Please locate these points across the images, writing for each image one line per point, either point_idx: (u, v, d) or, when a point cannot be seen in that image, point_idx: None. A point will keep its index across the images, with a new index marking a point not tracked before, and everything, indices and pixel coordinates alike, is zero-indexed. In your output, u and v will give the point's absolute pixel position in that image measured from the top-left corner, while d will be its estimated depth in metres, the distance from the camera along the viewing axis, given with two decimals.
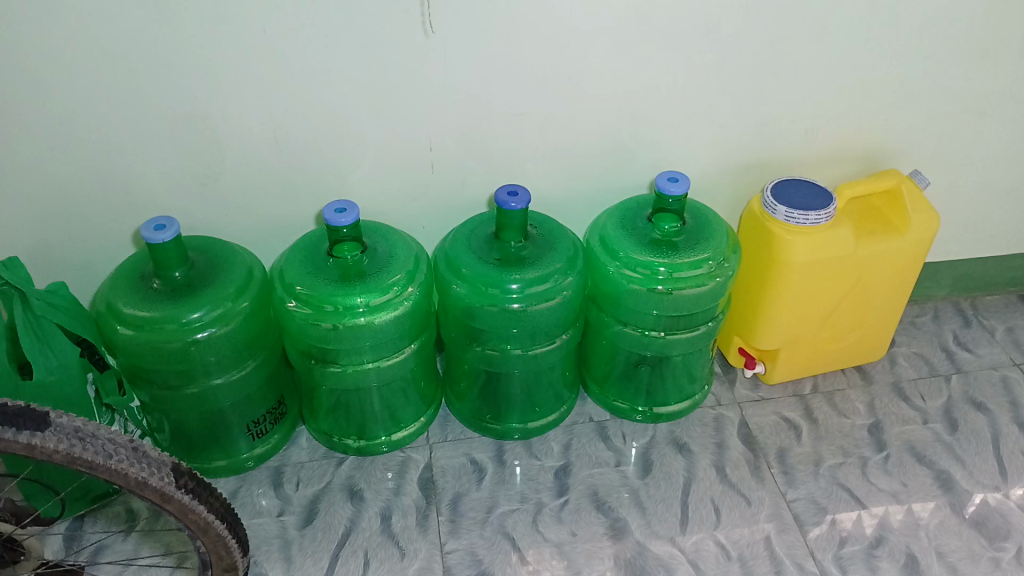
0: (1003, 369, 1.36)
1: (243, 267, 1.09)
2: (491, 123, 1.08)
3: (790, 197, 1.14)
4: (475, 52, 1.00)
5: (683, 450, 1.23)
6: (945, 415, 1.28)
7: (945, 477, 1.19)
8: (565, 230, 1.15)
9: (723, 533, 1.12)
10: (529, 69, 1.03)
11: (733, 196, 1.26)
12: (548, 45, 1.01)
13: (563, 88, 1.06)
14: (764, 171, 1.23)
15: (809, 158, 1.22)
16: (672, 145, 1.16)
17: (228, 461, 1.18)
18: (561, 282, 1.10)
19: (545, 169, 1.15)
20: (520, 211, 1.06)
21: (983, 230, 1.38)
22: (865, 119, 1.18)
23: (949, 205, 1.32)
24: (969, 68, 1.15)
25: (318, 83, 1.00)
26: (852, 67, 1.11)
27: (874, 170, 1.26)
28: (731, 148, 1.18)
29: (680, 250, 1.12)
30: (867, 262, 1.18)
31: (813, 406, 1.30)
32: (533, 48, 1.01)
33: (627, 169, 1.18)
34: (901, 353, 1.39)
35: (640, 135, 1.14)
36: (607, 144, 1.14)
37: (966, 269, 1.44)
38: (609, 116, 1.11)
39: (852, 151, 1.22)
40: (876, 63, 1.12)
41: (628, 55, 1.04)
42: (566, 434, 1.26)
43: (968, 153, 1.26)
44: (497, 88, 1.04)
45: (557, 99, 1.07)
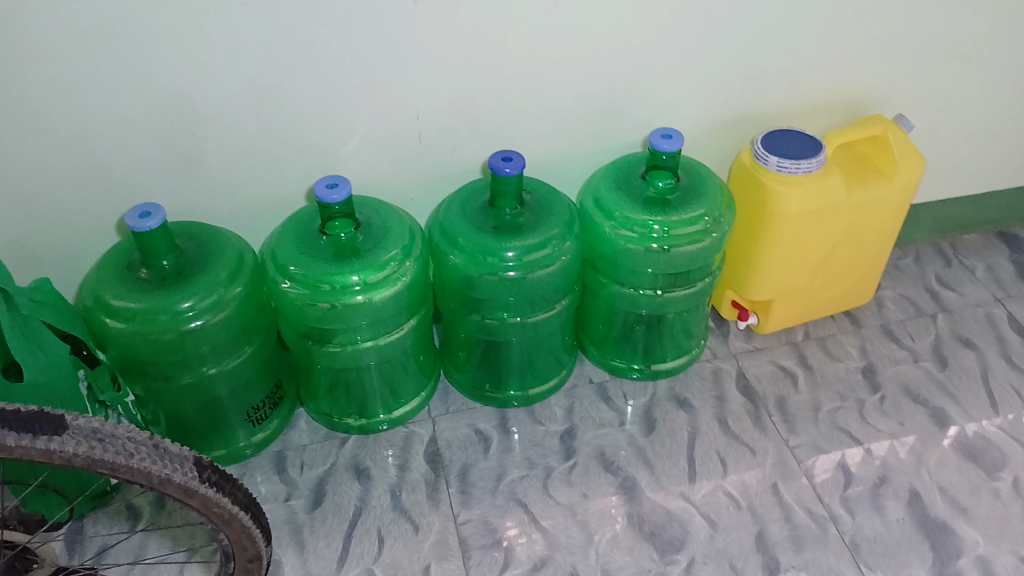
0: (987, 306, 1.38)
1: (234, 250, 1.06)
2: (479, 85, 1.05)
3: (781, 148, 1.15)
4: (462, 15, 0.97)
5: (685, 406, 1.24)
6: (935, 353, 1.31)
7: (940, 414, 1.22)
8: (558, 194, 1.14)
9: (731, 483, 1.14)
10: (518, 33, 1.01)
11: (722, 149, 1.25)
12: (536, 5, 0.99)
13: (550, 45, 1.04)
14: (750, 124, 1.22)
15: (794, 107, 1.22)
16: (660, 102, 1.15)
17: (228, 450, 1.16)
18: (559, 248, 1.10)
19: (535, 133, 1.14)
20: (515, 177, 1.05)
21: (963, 173, 1.40)
22: (848, 68, 1.19)
23: (930, 149, 1.33)
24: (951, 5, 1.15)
25: (303, 57, 0.96)
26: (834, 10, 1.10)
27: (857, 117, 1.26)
28: (718, 102, 1.17)
29: (674, 207, 1.11)
30: (856, 210, 1.19)
31: (807, 353, 1.31)
32: (522, 10, 0.99)
33: (618, 125, 1.16)
34: (887, 296, 1.40)
35: (629, 91, 1.12)
36: (596, 104, 1.13)
37: (946, 211, 1.45)
38: (598, 71, 1.08)
39: (837, 97, 1.22)
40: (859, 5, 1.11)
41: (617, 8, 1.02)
42: (568, 398, 1.25)
43: (948, 96, 1.27)
44: (486, 53, 1.02)
45: (545, 58, 1.05)
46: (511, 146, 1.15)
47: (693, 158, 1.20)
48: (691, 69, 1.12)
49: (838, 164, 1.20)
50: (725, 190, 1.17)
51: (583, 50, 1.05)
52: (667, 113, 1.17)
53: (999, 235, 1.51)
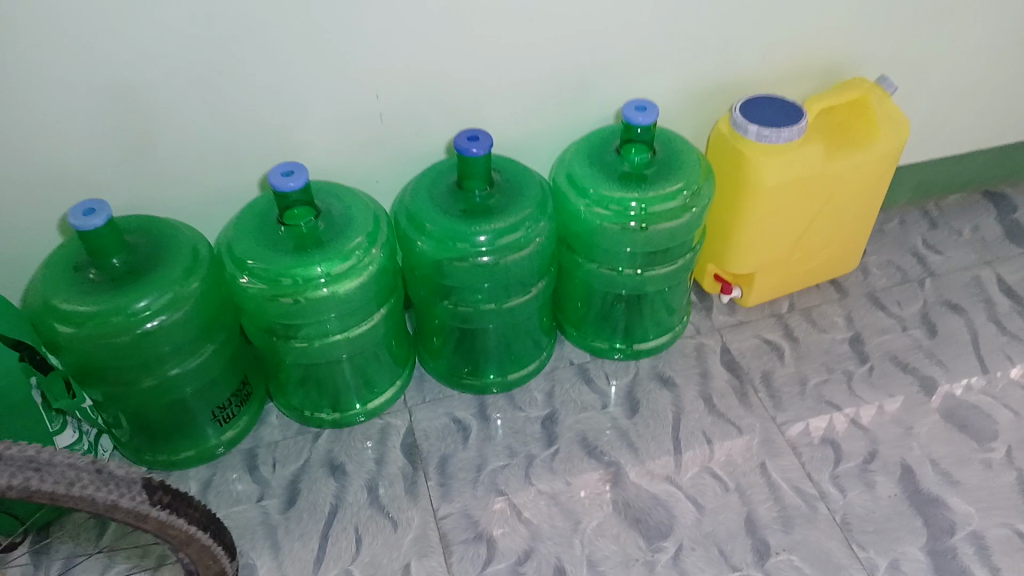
0: (974, 269, 1.35)
1: (188, 245, 1.01)
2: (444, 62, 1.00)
3: (760, 116, 1.11)
4: None
5: (668, 385, 1.20)
6: (923, 320, 1.28)
7: (929, 383, 1.19)
8: (530, 173, 1.10)
9: (718, 464, 1.11)
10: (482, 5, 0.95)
11: (701, 120, 1.20)
12: None
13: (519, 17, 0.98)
14: (727, 91, 1.17)
15: (773, 71, 1.17)
16: (634, 71, 1.10)
17: (197, 450, 1.11)
18: (532, 230, 1.05)
19: (504, 109, 1.08)
20: (483, 157, 1.00)
21: (948, 133, 1.36)
22: (828, 28, 1.13)
23: (914, 110, 1.29)
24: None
25: (254, 39, 0.90)
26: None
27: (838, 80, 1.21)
28: (694, 68, 1.12)
29: (651, 182, 1.07)
30: (839, 178, 1.16)
31: (792, 325, 1.27)
32: None
33: (591, 98, 1.11)
34: (872, 263, 1.36)
35: (602, 62, 1.07)
36: (567, 77, 1.07)
37: (930, 172, 1.42)
38: (570, 42, 1.03)
39: (817, 59, 1.17)
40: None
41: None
42: (548, 381, 1.21)
43: (931, 54, 1.22)
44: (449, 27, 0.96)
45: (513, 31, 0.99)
46: (479, 123, 1.09)
47: (669, 129, 1.16)
48: (667, 37, 1.06)
49: (818, 131, 1.16)
50: (703, 162, 1.13)
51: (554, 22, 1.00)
52: (643, 84, 1.12)
53: (984, 195, 1.48)
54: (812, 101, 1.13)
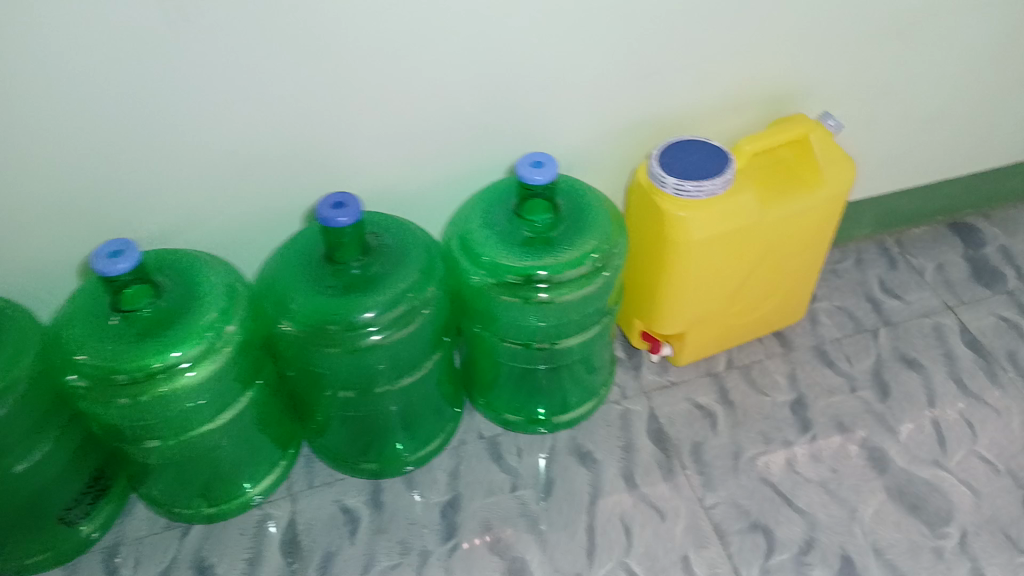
0: (935, 316, 1.23)
1: (19, 325, 0.88)
2: (315, 117, 0.86)
3: (682, 165, 0.96)
4: (281, 37, 0.78)
5: (586, 461, 1.07)
6: (875, 379, 1.15)
7: (878, 455, 1.07)
8: (417, 233, 0.95)
9: (636, 558, 0.98)
10: (357, 57, 0.82)
11: (622, 165, 1.06)
12: (374, 22, 0.80)
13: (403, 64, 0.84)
14: (656, 136, 1.04)
15: (707, 114, 1.04)
16: (546, 124, 0.96)
17: (51, 551, 0.98)
18: (419, 302, 0.92)
19: (395, 168, 0.95)
20: (352, 227, 0.86)
21: (903, 160, 1.24)
22: (767, 65, 1.00)
23: (867, 140, 1.17)
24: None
25: (83, 100, 0.77)
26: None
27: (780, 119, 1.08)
28: (615, 115, 0.99)
29: (559, 246, 0.92)
30: (776, 229, 1.02)
31: (728, 386, 1.15)
32: (361, 30, 0.80)
33: (489, 150, 0.97)
34: (821, 310, 1.24)
35: (504, 111, 0.93)
36: (467, 131, 0.94)
37: (890, 205, 1.31)
38: (464, 91, 0.89)
39: (755, 98, 1.04)
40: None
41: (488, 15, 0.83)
42: (453, 458, 1.08)
43: (883, 84, 1.10)
44: (320, 82, 0.83)
45: (400, 81, 0.86)
46: (367, 185, 0.96)
47: (570, 176, 1.01)
48: (578, 78, 0.93)
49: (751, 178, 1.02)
50: (616, 217, 0.99)
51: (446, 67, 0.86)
52: (552, 128, 0.97)
53: (950, 227, 1.37)
54: (743, 145, 0.99)
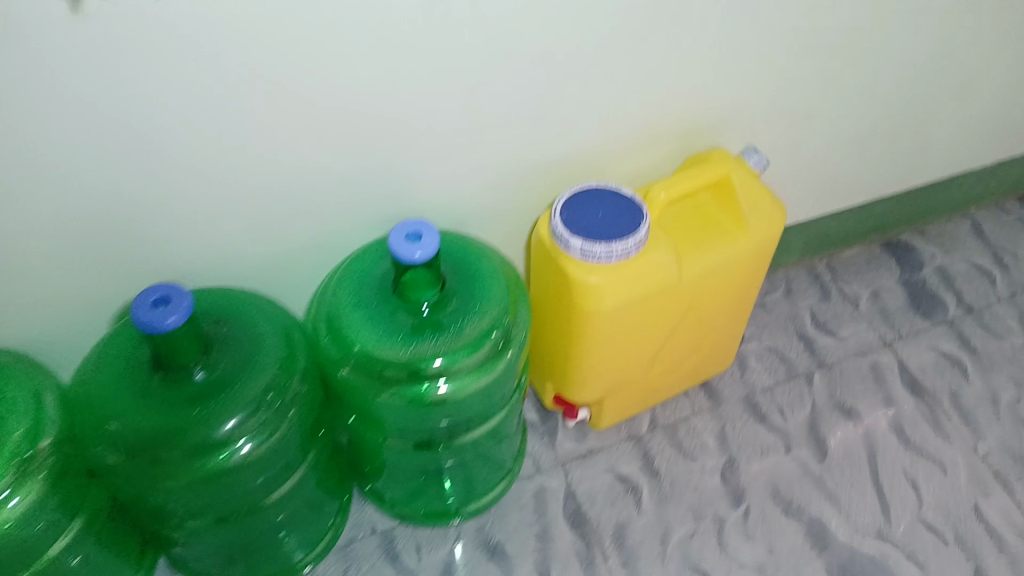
0: (872, 355, 1.12)
1: None
2: (127, 194, 0.68)
3: (586, 223, 0.82)
4: (75, 114, 0.61)
5: (496, 556, 0.93)
6: (811, 434, 1.04)
7: (819, 528, 0.96)
8: (273, 314, 0.80)
9: None
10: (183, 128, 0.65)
11: (521, 210, 0.92)
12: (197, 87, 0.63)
13: (237, 119, 0.67)
14: (557, 181, 0.90)
15: (615, 152, 0.90)
16: (427, 178, 0.82)
17: None
18: (281, 398, 0.77)
19: (248, 242, 0.79)
20: (184, 326, 0.68)
21: (833, 180, 1.12)
22: (680, 97, 0.87)
23: (795, 167, 1.06)
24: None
25: None
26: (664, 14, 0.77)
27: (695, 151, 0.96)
28: (508, 161, 0.85)
29: (453, 329, 0.77)
30: (699, 287, 0.88)
31: (653, 451, 1.02)
32: (182, 98, 0.63)
33: (361, 208, 0.82)
34: (751, 352, 1.13)
35: (377, 164, 0.78)
36: (333, 194, 0.78)
37: (821, 229, 1.19)
38: (320, 145, 0.73)
39: (668, 132, 0.91)
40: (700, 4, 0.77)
41: (337, 58, 0.66)
42: (342, 562, 0.93)
43: (811, 107, 0.98)
44: (136, 160, 0.66)
45: (242, 142, 0.69)
46: (218, 263, 0.79)
47: (452, 234, 0.87)
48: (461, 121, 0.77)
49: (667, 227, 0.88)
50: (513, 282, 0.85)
51: (292, 121, 0.69)
52: (433, 176, 0.82)
53: (884, 246, 1.27)
54: (655, 191, 0.85)
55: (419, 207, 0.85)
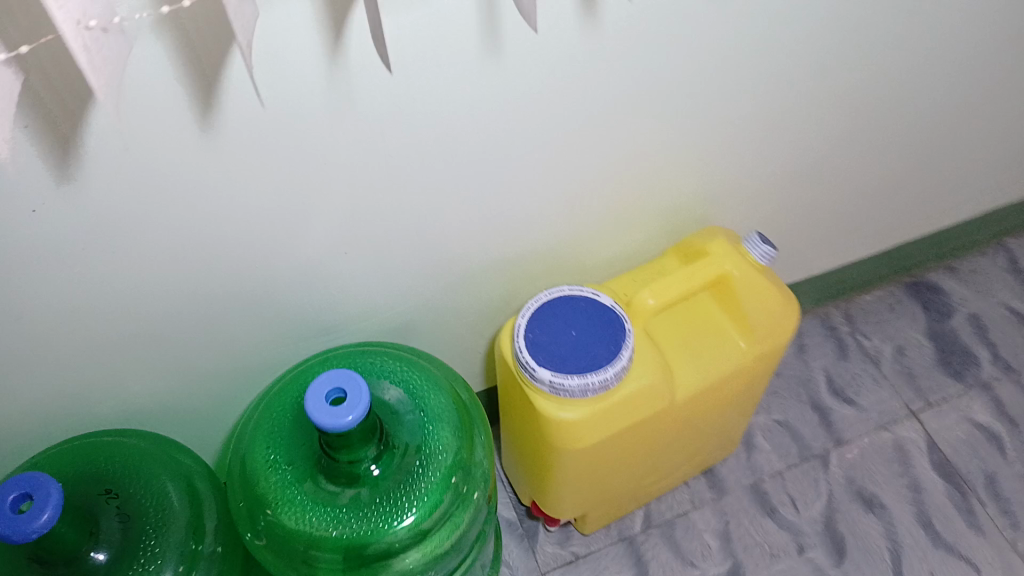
0: (896, 428, 0.99)
1: None
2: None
3: (555, 347, 0.68)
4: None
5: None
6: (827, 531, 0.91)
7: None
8: (166, 476, 0.66)
9: None
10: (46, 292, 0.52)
11: (485, 302, 0.78)
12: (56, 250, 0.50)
13: (101, 267, 0.53)
14: (529, 276, 0.76)
15: (597, 244, 0.76)
16: (371, 296, 0.68)
17: None
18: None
19: (158, 379, 0.67)
20: (61, 523, 0.54)
21: (854, 229, 0.97)
22: (675, 182, 0.73)
23: (809, 226, 0.91)
24: (841, 55, 0.68)
25: None
26: (651, 101, 0.61)
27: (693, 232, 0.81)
28: (467, 267, 0.71)
29: (411, 487, 0.64)
30: (694, 402, 0.74)
31: (645, 555, 0.90)
32: (36, 264, 0.50)
33: (286, 328, 0.68)
34: (758, 426, 1.00)
35: (307, 291, 0.64)
36: (256, 324, 0.66)
37: (838, 278, 1.05)
38: (223, 282, 0.59)
39: (661, 218, 0.77)
40: (696, 85, 0.62)
41: (228, 196, 0.51)
42: None
43: (831, 169, 0.83)
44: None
45: (128, 294, 0.56)
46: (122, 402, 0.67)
47: (384, 348, 0.73)
48: (399, 234, 0.63)
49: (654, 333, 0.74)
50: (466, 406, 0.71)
51: (179, 264, 0.55)
52: (371, 287, 0.68)
53: (909, 289, 1.12)
54: (640, 297, 0.71)
55: (358, 317, 0.71)
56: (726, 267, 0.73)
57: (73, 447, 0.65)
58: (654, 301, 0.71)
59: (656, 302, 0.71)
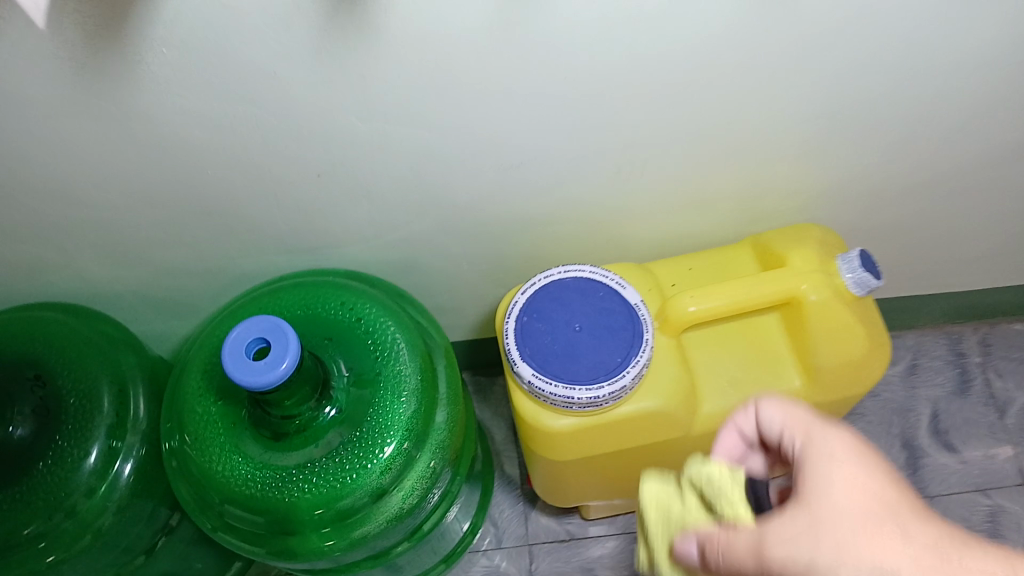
0: (998, 496, 0.80)
1: None
2: None
3: (553, 342, 0.55)
4: None
5: None
6: None
7: None
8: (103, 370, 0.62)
9: None
10: None
11: (497, 249, 0.65)
12: None
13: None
14: (557, 233, 0.64)
15: (648, 212, 0.62)
16: (352, 217, 0.58)
17: None
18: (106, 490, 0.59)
19: (112, 260, 0.61)
20: None
21: (1011, 247, 0.76)
22: (756, 157, 0.57)
23: (946, 233, 0.72)
24: (1008, 31, 0.48)
25: None
26: (689, 56, 0.46)
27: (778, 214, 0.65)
28: (476, 209, 0.59)
29: (353, 450, 0.54)
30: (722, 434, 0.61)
31: None
32: None
33: (243, 235, 0.59)
34: None
35: (271, 198, 0.55)
36: (214, 222, 0.57)
37: (979, 298, 0.85)
38: (158, 171, 0.51)
39: (733, 194, 0.61)
40: (756, 44, 0.46)
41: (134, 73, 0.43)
42: None
43: (986, 172, 0.63)
44: None
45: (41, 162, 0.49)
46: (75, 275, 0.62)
47: (349, 281, 0.62)
48: (363, 157, 0.52)
49: (692, 341, 0.59)
50: (434, 366, 0.59)
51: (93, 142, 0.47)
52: (341, 208, 0.58)
53: None
54: (675, 302, 0.55)
55: (336, 234, 0.61)
56: (801, 288, 0.56)
57: (4, 320, 0.62)
58: (692, 311, 0.55)
59: (694, 313, 0.55)
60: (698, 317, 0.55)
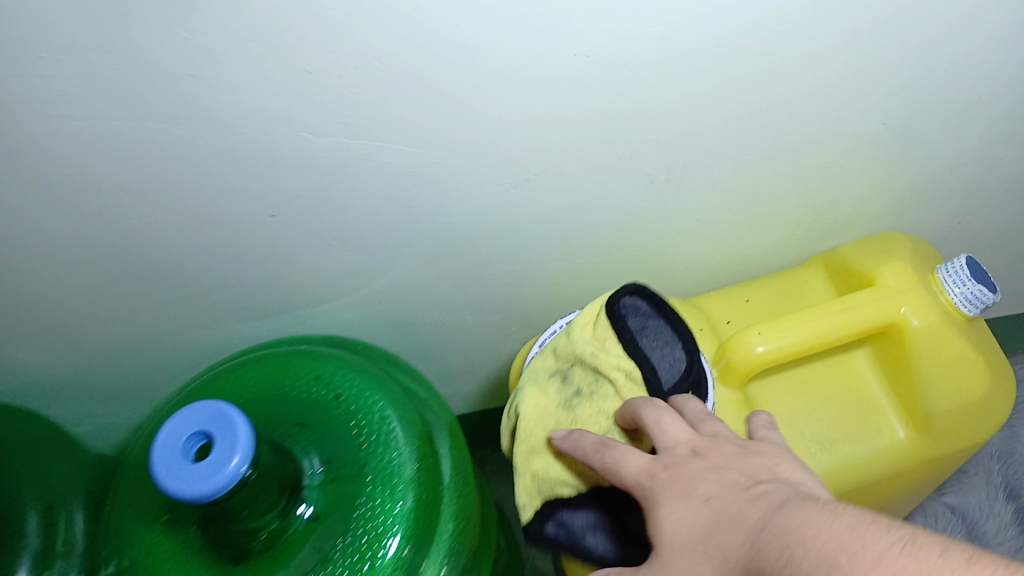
0: None
1: None
2: None
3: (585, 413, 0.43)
4: None
5: None
6: None
7: None
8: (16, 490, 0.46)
9: None
10: None
11: (508, 299, 0.54)
12: None
13: None
14: (579, 270, 0.52)
15: (689, 232, 0.51)
16: (330, 269, 0.47)
17: None
18: None
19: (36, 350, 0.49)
20: None
21: None
22: (821, 149, 0.46)
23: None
24: None
25: None
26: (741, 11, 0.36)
27: (844, 224, 0.54)
28: (478, 247, 0.48)
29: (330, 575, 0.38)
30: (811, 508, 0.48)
31: None
32: None
33: (199, 303, 0.48)
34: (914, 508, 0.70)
35: (226, 251, 0.44)
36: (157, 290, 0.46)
37: None
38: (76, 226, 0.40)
39: (792, 201, 0.50)
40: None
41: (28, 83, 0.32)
42: None
43: None
44: None
45: None
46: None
47: (324, 342, 0.48)
48: (333, 188, 0.41)
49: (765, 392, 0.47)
50: (437, 451, 0.45)
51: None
52: (318, 254, 0.47)
53: None
54: (737, 342, 0.43)
55: (311, 285, 0.50)
56: (900, 312, 0.44)
57: None
58: (762, 354, 0.43)
59: (766, 355, 0.43)
60: (770, 360, 0.43)
